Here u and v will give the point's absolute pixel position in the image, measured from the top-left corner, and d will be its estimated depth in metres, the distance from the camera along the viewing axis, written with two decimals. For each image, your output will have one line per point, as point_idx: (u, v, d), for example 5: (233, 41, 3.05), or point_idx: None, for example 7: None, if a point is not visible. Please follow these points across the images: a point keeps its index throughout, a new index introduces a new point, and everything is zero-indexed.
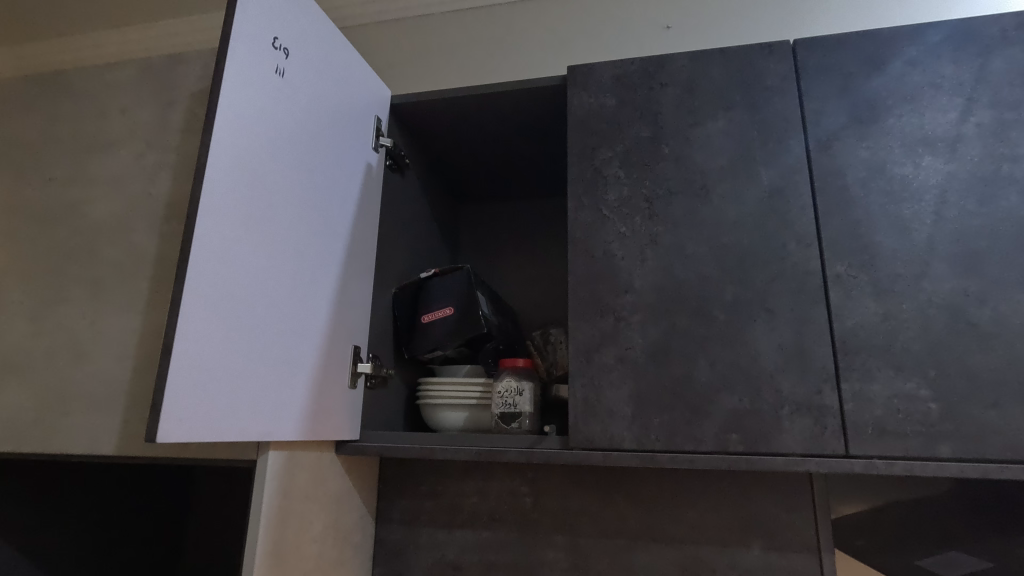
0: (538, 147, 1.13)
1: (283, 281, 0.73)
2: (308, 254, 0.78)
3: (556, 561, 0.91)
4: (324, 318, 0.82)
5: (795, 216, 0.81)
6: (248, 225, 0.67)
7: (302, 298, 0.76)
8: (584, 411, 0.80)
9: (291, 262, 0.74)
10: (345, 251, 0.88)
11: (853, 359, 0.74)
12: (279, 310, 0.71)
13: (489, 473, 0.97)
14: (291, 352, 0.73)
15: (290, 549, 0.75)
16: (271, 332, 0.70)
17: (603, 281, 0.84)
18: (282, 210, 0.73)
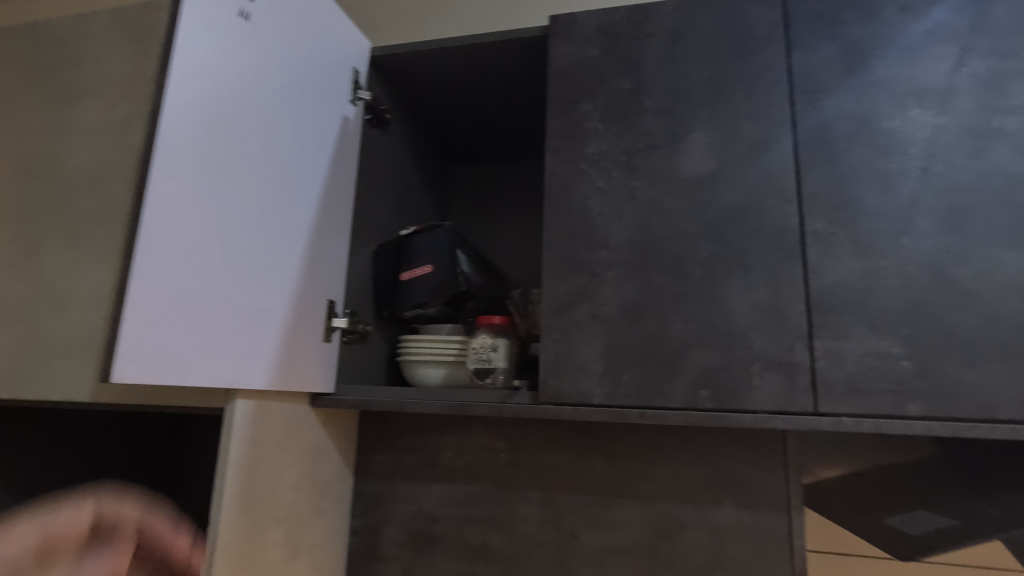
0: (524, 104, 1.10)
1: (251, 233, 0.72)
2: (278, 207, 0.78)
3: (531, 515, 0.92)
4: (296, 271, 0.81)
5: (777, 170, 0.78)
6: (211, 172, 0.66)
7: (271, 251, 0.76)
8: (555, 366, 0.80)
9: (259, 213, 0.74)
10: (319, 205, 0.87)
11: (828, 316, 0.72)
12: (246, 260, 0.71)
13: (466, 429, 0.98)
14: (259, 302, 0.74)
15: (262, 496, 0.76)
16: (237, 282, 0.70)
17: (578, 237, 0.83)
18: (248, 159, 0.72)
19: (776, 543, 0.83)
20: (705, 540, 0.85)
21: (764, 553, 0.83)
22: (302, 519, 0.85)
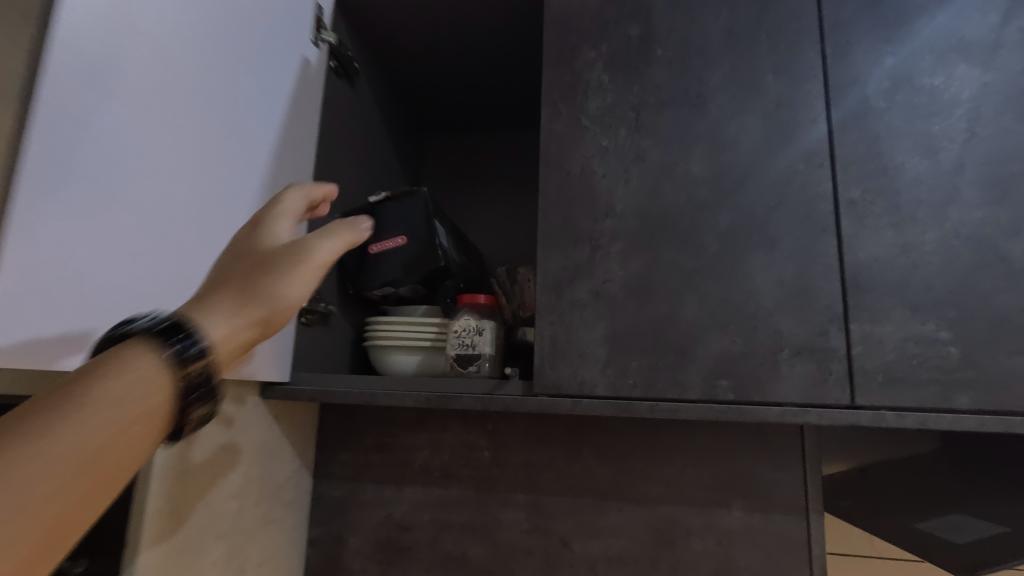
0: (511, 63, 0.98)
1: (181, 186, 0.57)
2: (219, 158, 0.63)
3: (516, 521, 0.81)
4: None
5: (805, 130, 0.69)
6: (129, 102, 0.50)
7: (208, 211, 0.61)
8: (551, 352, 0.68)
9: (193, 162, 0.59)
10: (269, 160, 0.73)
11: (864, 296, 0.64)
12: (175, 219, 0.56)
13: (444, 423, 0.86)
14: (190, 272, 0.59)
15: (196, 506, 0.63)
16: (162, 247, 0.55)
17: (578, 203, 0.72)
18: (178, 91, 0.56)
19: (791, 550, 0.74)
20: (713, 548, 0.76)
21: (778, 562, 0.74)
22: (248, 527, 0.72)
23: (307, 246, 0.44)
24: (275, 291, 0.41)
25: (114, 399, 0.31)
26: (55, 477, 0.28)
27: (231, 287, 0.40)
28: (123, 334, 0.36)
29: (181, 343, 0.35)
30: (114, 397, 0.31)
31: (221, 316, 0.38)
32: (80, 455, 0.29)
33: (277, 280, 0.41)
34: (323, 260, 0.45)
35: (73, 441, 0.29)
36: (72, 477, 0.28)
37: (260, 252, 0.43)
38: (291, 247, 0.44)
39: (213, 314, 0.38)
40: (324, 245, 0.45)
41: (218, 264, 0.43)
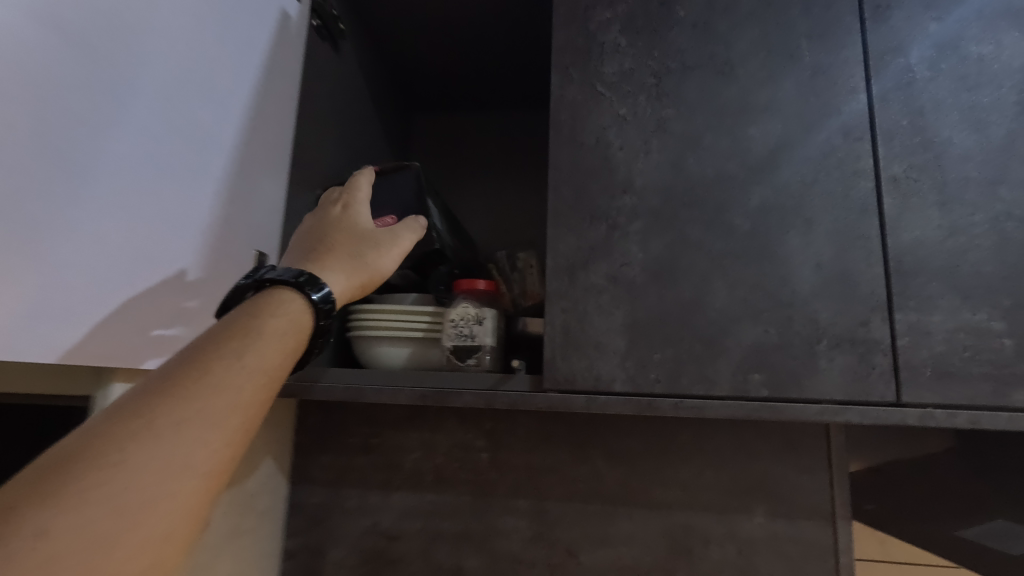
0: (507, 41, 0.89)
1: (143, 149, 0.50)
2: (183, 119, 0.55)
3: (517, 530, 0.74)
4: (204, 213, 0.59)
5: (843, 100, 0.62)
6: (68, 34, 0.42)
7: (165, 179, 0.53)
8: (563, 343, 0.61)
9: (149, 120, 0.50)
10: (241, 126, 0.64)
11: (909, 283, 0.58)
12: (123, 183, 0.48)
13: (437, 422, 0.78)
14: (146, 246, 0.51)
15: None
16: (103, 215, 0.46)
17: (593, 178, 0.65)
18: (136, 37, 0.49)
19: (817, 559, 0.69)
20: (732, 558, 0.70)
21: (802, 572, 0.68)
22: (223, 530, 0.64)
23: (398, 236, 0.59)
24: (379, 263, 0.56)
25: (280, 328, 0.42)
26: (244, 391, 0.38)
27: (348, 254, 0.54)
28: (260, 278, 0.46)
29: (319, 291, 0.46)
30: (280, 325, 0.42)
31: (342, 275, 0.52)
32: (259, 372, 0.39)
33: (381, 254, 0.56)
34: (406, 246, 0.60)
35: (259, 358, 0.39)
36: (256, 388, 0.38)
37: (363, 231, 0.57)
38: (386, 233, 0.59)
39: (337, 273, 0.52)
40: (409, 235, 0.61)
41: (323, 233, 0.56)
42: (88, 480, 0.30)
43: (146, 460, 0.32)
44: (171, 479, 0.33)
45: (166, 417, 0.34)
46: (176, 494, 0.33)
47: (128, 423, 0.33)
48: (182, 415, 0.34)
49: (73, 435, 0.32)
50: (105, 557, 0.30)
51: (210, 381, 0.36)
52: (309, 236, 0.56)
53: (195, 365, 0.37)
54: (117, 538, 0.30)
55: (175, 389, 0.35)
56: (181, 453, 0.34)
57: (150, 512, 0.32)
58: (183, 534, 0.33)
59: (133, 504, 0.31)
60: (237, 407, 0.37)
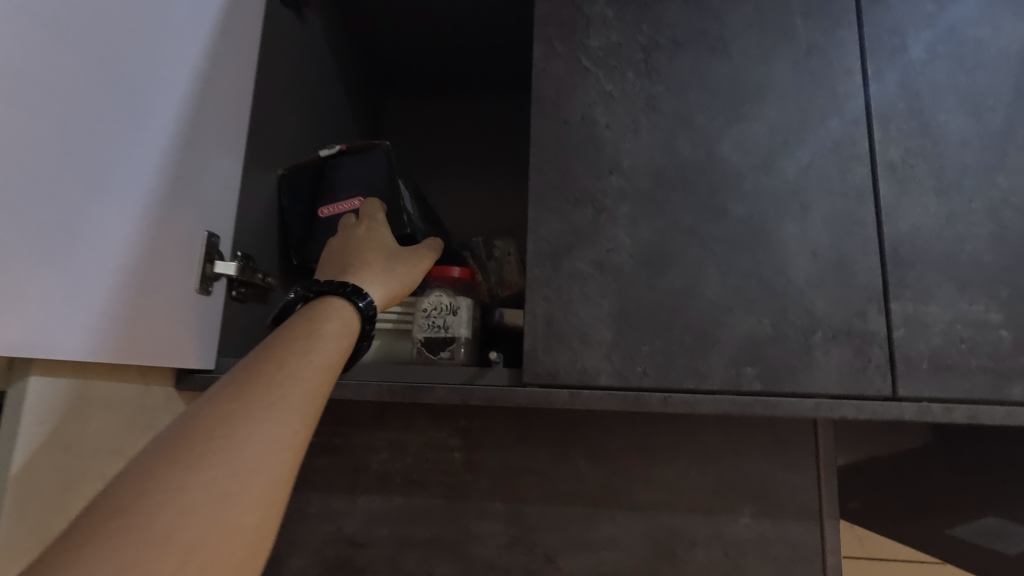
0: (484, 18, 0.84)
1: (85, 116, 0.45)
2: (121, 77, 0.48)
3: (493, 535, 0.69)
4: (143, 189, 0.51)
5: (838, 81, 0.60)
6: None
7: (92, 141, 0.46)
8: (546, 335, 0.57)
9: (74, 70, 0.44)
10: (188, 94, 0.57)
11: (907, 272, 0.55)
12: (39, 137, 0.41)
13: (407, 420, 0.73)
14: (89, 221, 0.45)
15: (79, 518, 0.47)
16: (14, 173, 0.39)
17: (578, 157, 0.60)
18: None
19: (805, 561, 0.66)
20: (718, 561, 0.67)
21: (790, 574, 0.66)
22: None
23: (417, 254, 0.63)
24: (408, 275, 0.60)
25: (340, 325, 0.48)
26: (313, 379, 0.42)
27: (379, 270, 0.58)
28: (307, 292, 0.52)
29: (362, 298, 0.52)
30: (337, 325, 0.48)
31: (378, 284, 0.56)
32: (323, 368, 0.43)
33: (407, 272, 0.60)
34: (424, 264, 0.63)
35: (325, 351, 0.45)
36: (323, 375, 0.43)
37: (390, 250, 0.61)
38: (409, 256, 0.62)
39: (373, 282, 0.56)
40: (426, 257, 0.64)
41: (352, 249, 0.61)
42: (208, 445, 0.35)
43: (249, 430, 0.36)
44: (271, 446, 0.37)
45: (258, 399, 0.38)
46: (276, 458, 0.36)
47: (230, 404, 0.37)
48: (272, 396, 0.39)
49: (186, 415, 0.36)
50: (228, 505, 0.33)
51: (287, 372, 0.41)
52: (341, 254, 0.61)
53: (271, 361, 0.41)
54: (237, 490, 0.34)
55: (261, 380, 0.40)
56: (277, 426, 0.38)
57: (259, 472, 0.35)
58: (286, 494, 0.37)
59: (244, 464, 0.35)
60: (310, 391, 0.41)
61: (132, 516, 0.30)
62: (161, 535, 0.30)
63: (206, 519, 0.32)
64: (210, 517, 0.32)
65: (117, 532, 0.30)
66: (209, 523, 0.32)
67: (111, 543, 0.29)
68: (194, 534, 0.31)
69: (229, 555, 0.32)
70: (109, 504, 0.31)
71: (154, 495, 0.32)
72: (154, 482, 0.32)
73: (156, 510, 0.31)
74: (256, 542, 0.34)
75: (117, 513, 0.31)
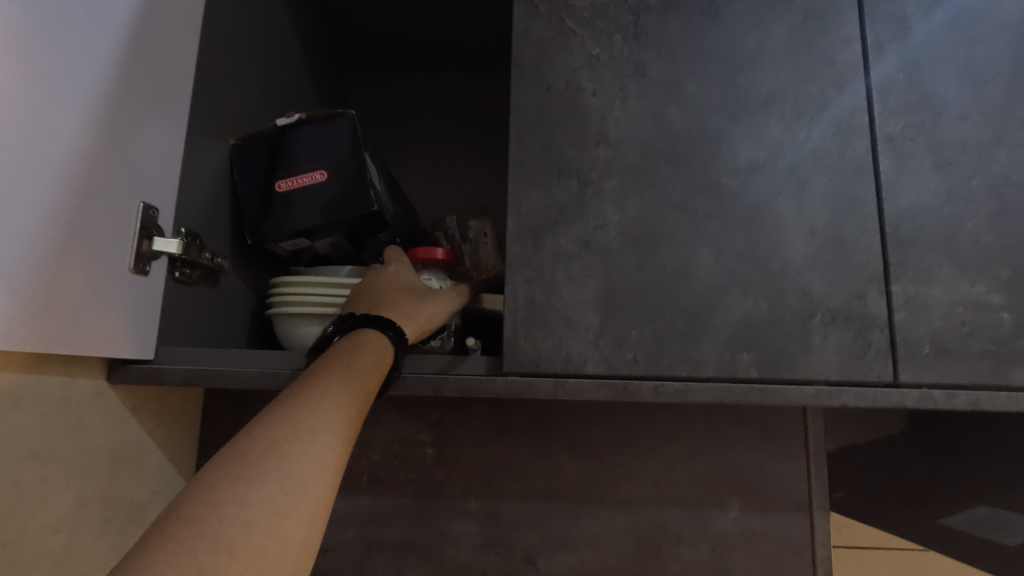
0: None
1: None
2: (38, 16, 0.41)
3: (468, 536, 0.65)
4: (54, 154, 0.43)
5: (838, 49, 0.56)
6: None
7: None
8: (528, 320, 0.52)
9: None
10: (109, 47, 0.49)
11: (907, 251, 0.52)
12: None
13: (374, 415, 0.67)
14: None
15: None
16: None
17: (563, 126, 0.55)
18: None
19: (793, 554, 0.63)
20: (705, 557, 0.64)
21: (778, 568, 0.63)
22: (85, 534, 0.50)
23: (449, 295, 0.58)
24: (438, 315, 0.55)
25: (373, 345, 0.49)
26: (354, 399, 0.43)
27: (407, 309, 0.53)
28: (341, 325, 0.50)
29: (396, 332, 0.50)
30: (372, 345, 0.49)
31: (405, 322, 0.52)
32: (363, 393, 0.44)
33: (438, 312, 0.55)
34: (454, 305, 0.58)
35: (361, 369, 0.46)
36: (362, 396, 0.44)
37: (419, 286, 0.57)
38: (440, 295, 0.57)
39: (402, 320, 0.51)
40: (456, 299, 0.59)
41: (380, 280, 0.56)
42: (264, 463, 0.35)
43: (299, 451, 0.37)
44: (319, 468, 0.37)
45: (306, 419, 0.39)
46: (321, 479, 0.37)
47: (280, 424, 0.38)
48: (319, 418, 0.39)
49: (241, 434, 0.37)
50: (284, 521, 0.34)
51: (328, 396, 0.42)
52: (370, 287, 0.55)
53: (317, 384, 0.42)
54: (290, 508, 0.35)
55: (310, 400, 0.40)
56: (323, 448, 0.38)
57: (308, 491, 0.36)
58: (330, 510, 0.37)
59: (296, 482, 0.36)
60: (352, 412, 0.42)
61: (199, 528, 0.31)
62: (227, 548, 0.31)
63: (265, 534, 0.33)
64: (268, 531, 0.33)
65: (185, 540, 0.31)
66: (267, 537, 0.33)
67: (182, 552, 0.30)
68: (253, 546, 0.32)
69: (282, 567, 0.33)
70: (175, 516, 0.32)
71: (218, 509, 0.32)
72: (216, 495, 0.33)
73: (220, 523, 0.32)
74: (305, 556, 0.35)
75: (185, 523, 0.31)
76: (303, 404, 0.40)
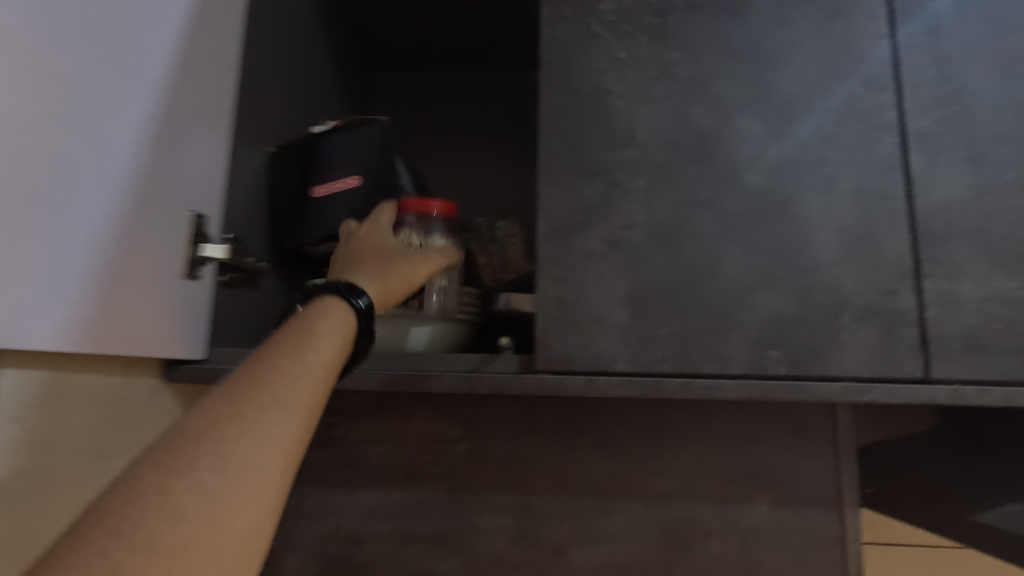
0: None
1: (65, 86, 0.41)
2: (106, 45, 0.45)
3: (499, 529, 0.66)
4: (104, 177, 0.45)
5: (866, 45, 0.56)
6: None
7: (64, 116, 0.41)
8: (557, 318, 0.53)
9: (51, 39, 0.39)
10: (160, 69, 0.51)
11: (938, 247, 0.52)
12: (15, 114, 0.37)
13: (408, 411, 0.69)
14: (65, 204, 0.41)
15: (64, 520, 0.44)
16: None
17: (590, 127, 0.57)
18: None
19: (824, 549, 0.64)
20: (734, 551, 0.64)
21: (809, 563, 0.64)
22: None
23: (428, 254, 0.56)
24: (411, 276, 0.53)
25: (338, 313, 0.46)
26: (310, 373, 0.40)
27: (373, 271, 0.51)
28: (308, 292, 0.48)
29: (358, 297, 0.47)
30: (337, 312, 0.45)
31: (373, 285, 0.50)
32: (322, 365, 0.41)
33: (409, 272, 0.53)
34: (434, 264, 0.56)
35: (324, 341, 0.43)
36: (324, 368, 0.41)
37: (393, 247, 0.55)
38: (415, 256, 0.55)
39: (368, 281, 0.50)
40: (436, 258, 0.56)
41: (353, 248, 0.55)
42: (197, 449, 0.34)
43: (237, 436, 0.35)
44: (264, 451, 0.35)
45: (251, 399, 0.37)
46: (266, 464, 0.35)
47: (220, 409, 0.36)
48: (265, 397, 0.37)
49: (180, 419, 0.36)
50: (218, 510, 0.32)
51: (278, 373, 0.39)
52: (343, 255, 0.55)
53: (267, 360, 0.39)
54: (226, 496, 0.33)
55: (258, 377, 0.38)
56: (267, 429, 0.36)
57: (249, 477, 0.34)
58: (280, 493, 0.35)
59: (237, 468, 0.34)
60: (309, 387, 0.39)
61: (118, 524, 0.30)
62: (149, 543, 0.30)
63: (196, 525, 0.31)
64: (199, 522, 0.31)
65: (104, 537, 0.29)
66: (198, 528, 0.31)
67: (97, 549, 0.29)
68: (182, 539, 0.31)
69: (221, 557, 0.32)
70: (99, 510, 0.31)
71: (141, 501, 0.31)
72: (142, 489, 0.31)
73: (143, 517, 0.30)
74: (250, 543, 0.33)
75: (106, 518, 0.30)
76: (249, 383, 0.38)
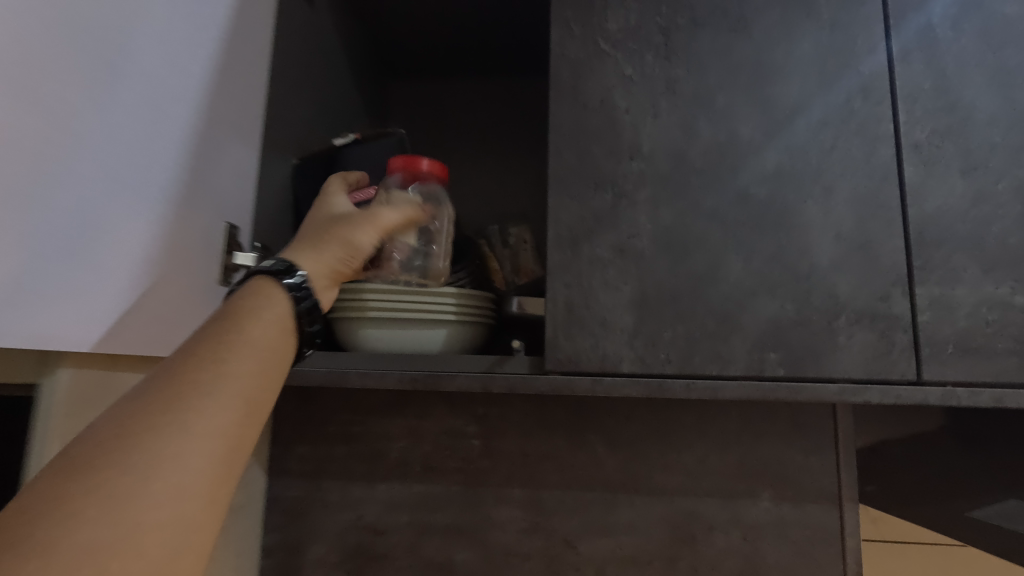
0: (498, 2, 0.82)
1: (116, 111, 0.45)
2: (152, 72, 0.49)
3: (512, 521, 0.70)
4: (149, 193, 0.49)
5: (864, 59, 0.58)
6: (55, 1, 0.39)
7: (115, 139, 0.45)
8: (566, 322, 0.57)
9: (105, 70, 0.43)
10: (199, 92, 0.55)
11: (932, 254, 0.55)
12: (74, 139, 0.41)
13: (425, 409, 0.73)
14: (116, 220, 0.45)
15: None
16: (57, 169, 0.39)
17: (598, 140, 0.60)
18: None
19: (824, 543, 0.66)
20: (737, 544, 0.67)
21: (810, 556, 0.66)
22: None
23: (376, 213, 0.56)
24: (350, 240, 0.54)
25: (271, 309, 0.47)
26: (243, 365, 0.42)
27: (312, 245, 0.54)
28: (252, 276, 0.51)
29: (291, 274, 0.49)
30: (270, 306, 0.47)
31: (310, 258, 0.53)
32: (253, 358, 0.43)
33: (347, 237, 0.54)
34: (380, 222, 0.56)
35: (257, 336, 0.44)
36: (255, 361, 0.43)
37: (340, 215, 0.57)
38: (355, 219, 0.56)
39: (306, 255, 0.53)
40: (382, 214, 0.56)
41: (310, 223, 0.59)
42: (126, 443, 0.34)
43: (168, 428, 0.36)
44: (195, 441, 0.36)
45: (182, 394, 0.38)
46: (199, 452, 0.36)
47: (147, 405, 0.37)
48: (194, 390, 0.38)
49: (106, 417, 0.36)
50: (151, 499, 0.33)
51: (208, 367, 0.40)
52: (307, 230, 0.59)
53: (198, 355, 0.41)
54: (158, 484, 0.34)
55: (188, 373, 0.39)
56: (196, 420, 0.37)
57: (181, 465, 0.35)
58: (214, 480, 0.37)
59: (166, 461, 0.35)
60: (241, 378, 0.41)
61: (46, 519, 0.30)
62: (80, 535, 0.30)
63: (129, 515, 0.32)
64: (131, 511, 0.32)
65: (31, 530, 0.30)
66: (131, 517, 0.32)
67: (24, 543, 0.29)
68: (110, 530, 0.31)
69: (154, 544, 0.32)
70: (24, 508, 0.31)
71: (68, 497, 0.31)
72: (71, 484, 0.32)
73: (73, 511, 0.31)
74: (186, 529, 0.34)
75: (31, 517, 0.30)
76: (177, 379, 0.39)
